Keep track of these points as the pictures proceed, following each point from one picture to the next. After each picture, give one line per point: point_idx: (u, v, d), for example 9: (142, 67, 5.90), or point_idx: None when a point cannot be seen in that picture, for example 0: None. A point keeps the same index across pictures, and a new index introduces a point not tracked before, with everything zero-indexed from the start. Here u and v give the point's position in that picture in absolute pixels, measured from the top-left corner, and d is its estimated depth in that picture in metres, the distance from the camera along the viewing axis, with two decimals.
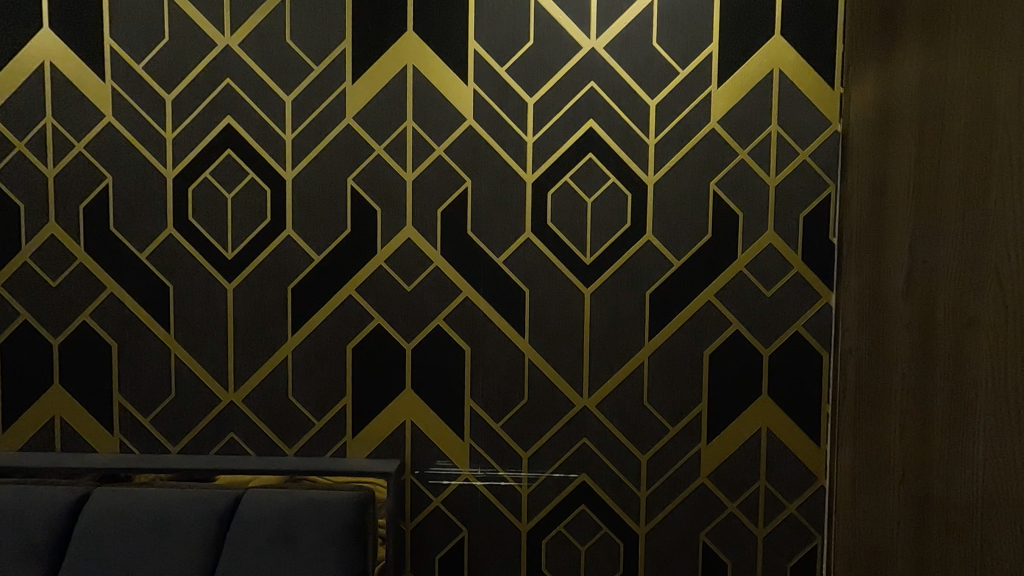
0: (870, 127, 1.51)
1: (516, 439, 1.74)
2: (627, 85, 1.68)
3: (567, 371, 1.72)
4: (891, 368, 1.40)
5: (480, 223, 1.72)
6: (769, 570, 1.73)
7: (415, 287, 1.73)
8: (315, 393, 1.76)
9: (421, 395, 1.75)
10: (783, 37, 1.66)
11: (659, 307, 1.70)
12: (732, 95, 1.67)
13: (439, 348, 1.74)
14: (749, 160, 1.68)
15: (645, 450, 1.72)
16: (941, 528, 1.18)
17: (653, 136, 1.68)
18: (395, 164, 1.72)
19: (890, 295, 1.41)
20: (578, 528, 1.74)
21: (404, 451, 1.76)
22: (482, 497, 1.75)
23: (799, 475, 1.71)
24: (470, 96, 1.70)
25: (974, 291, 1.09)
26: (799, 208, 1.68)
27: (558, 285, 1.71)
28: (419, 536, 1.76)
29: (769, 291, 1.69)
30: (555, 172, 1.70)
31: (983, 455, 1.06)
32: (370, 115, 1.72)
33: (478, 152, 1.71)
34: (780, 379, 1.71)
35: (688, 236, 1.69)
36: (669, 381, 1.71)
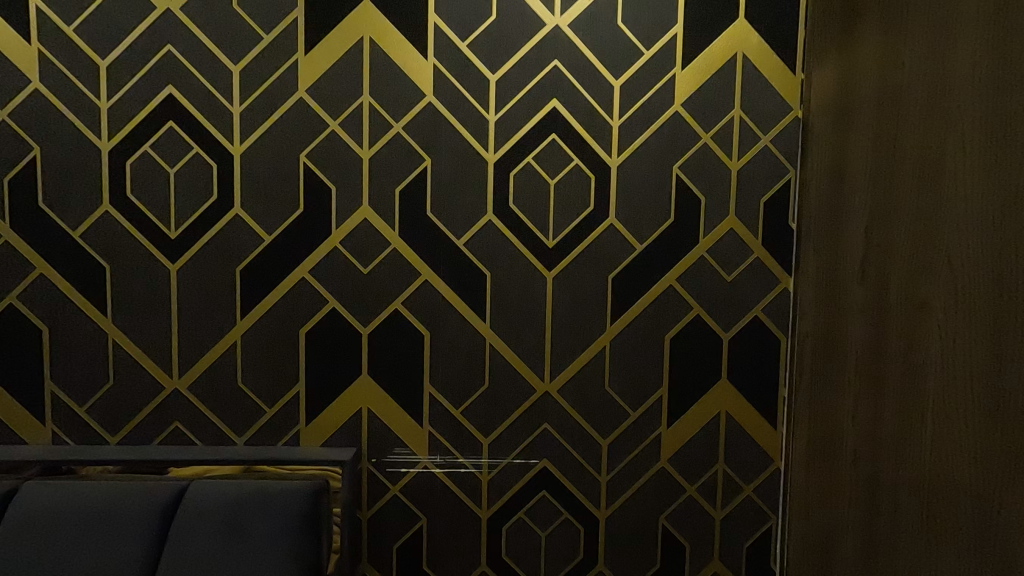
0: (830, 112, 1.51)
1: (476, 426, 1.70)
2: (591, 64, 1.64)
3: (528, 356, 1.69)
4: (845, 351, 1.42)
5: (439, 203, 1.66)
6: (726, 551, 1.75)
7: (372, 269, 1.67)
8: (266, 380, 1.69)
9: (377, 381, 1.70)
10: (747, 20, 1.65)
11: (622, 291, 1.69)
12: (696, 78, 1.66)
13: (397, 333, 1.69)
14: (711, 144, 1.67)
15: (607, 435, 1.71)
16: (891, 505, 1.21)
17: (617, 117, 1.66)
18: (351, 140, 1.65)
19: (845, 279, 1.43)
20: (538, 514, 1.72)
21: (360, 439, 1.71)
22: (441, 485, 1.71)
23: (756, 457, 1.74)
24: (430, 72, 1.64)
25: (927, 274, 1.11)
26: (760, 193, 1.69)
27: (519, 268, 1.68)
28: (377, 524, 1.72)
29: (730, 276, 1.70)
30: (517, 152, 1.66)
31: (932, 434, 1.09)
32: (324, 89, 1.64)
33: (438, 129, 1.65)
34: (738, 363, 1.72)
35: (651, 220, 1.68)
36: (629, 366, 1.71)
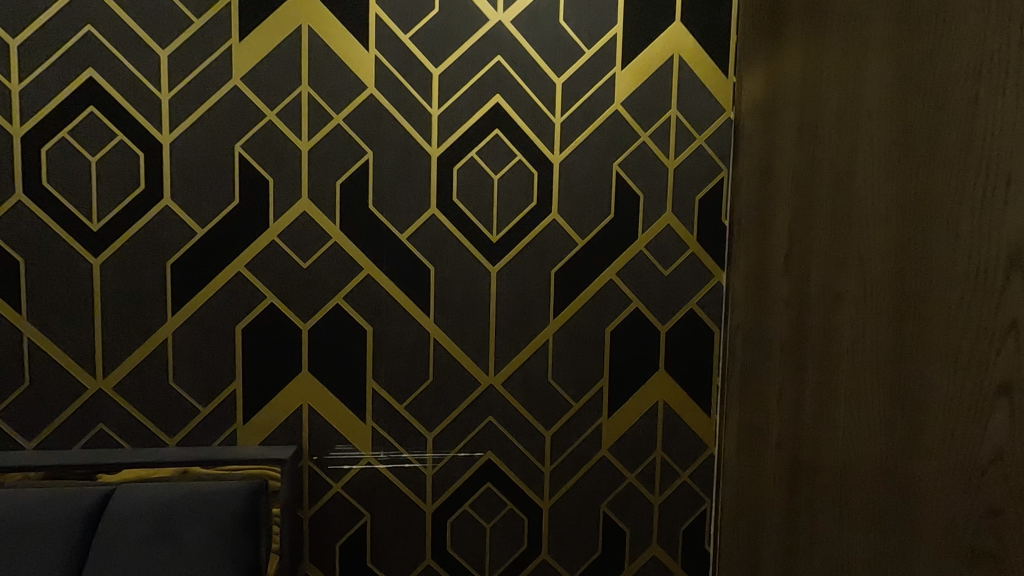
0: (759, 114, 1.59)
1: (420, 420, 1.70)
2: (533, 61, 1.66)
3: (472, 349, 1.71)
4: (770, 340, 1.51)
5: (382, 197, 1.64)
6: (663, 534, 1.82)
7: (312, 264, 1.64)
8: (200, 378, 1.63)
9: (318, 377, 1.67)
10: (682, 23, 1.71)
11: (563, 285, 1.72)
12: (635, 78, 1.70)
13: (338, 328, 1.66)
14: (650, 143, 1.72)
15: (549, 427, 1.75)
16: (810, 483, 1.30)
17: (559, 114, 1.68)
18: (289, 131, 1.60)
19: (771, 272, 1.51)
20: (483, 506, 1.74)
21: (301, 437, 1.67)
22: (385, 481, 1.70)
23: (691, 444, 1.81)
24: (371, 63, 1.61)
25: (841, 268, 1.20)
26: (695, 191, 1.75)
27: (463, 263, 1.68)
28: (319, 522, 1.69)
29: (667, 270, 1.76)
30: (460, 146, 1.66)
31: (846, 416, 1.18)
32: (260, 77, 1.58)
33: (380, 122, 1.63)
34: (675, 354, 1.79)
35: (592, 215, 1.72)
36: (571, 359, 1.74)
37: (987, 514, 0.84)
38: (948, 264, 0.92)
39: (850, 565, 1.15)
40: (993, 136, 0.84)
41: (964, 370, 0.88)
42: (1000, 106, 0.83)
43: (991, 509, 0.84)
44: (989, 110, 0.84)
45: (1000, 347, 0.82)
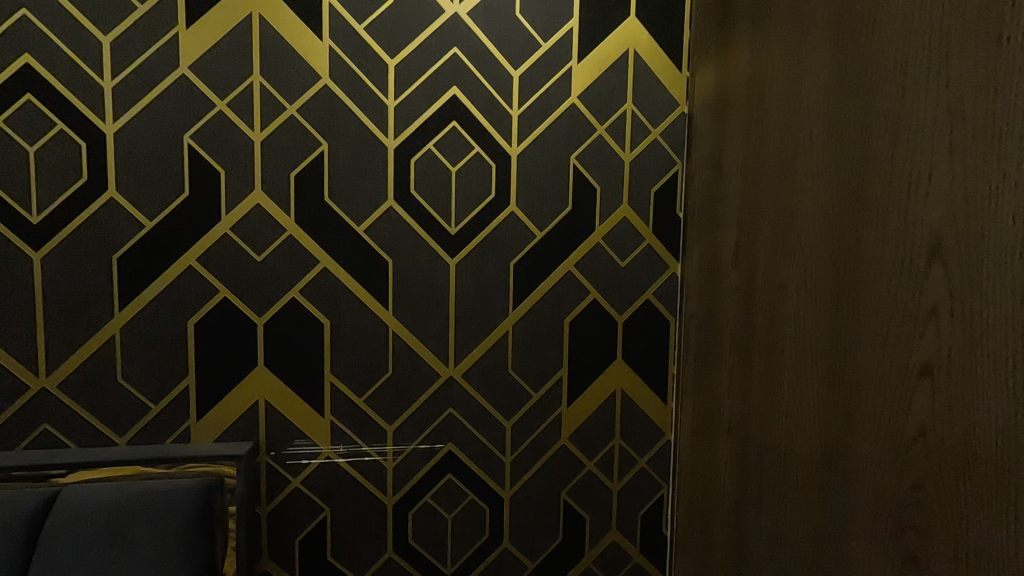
0: (710, 108, 1.63)
1: (380, 413, 1.70)
2: (490, 54, 1.67)
3: (432, 342, 1.71)
4: (720, 329, 1.55)
5: (338, 189, 1.63)
6: (622, 520, 1.87)
7: (266, 257, 1.61)
8: (150, 375, 1.59)
9: (275, 372, 1.65)
10: (637, 18, 1.74)
11: (522, 277, 1.74)
12: (591, 72, 1.72)
13: (295, 322, 1.64)
14: (606, 136, 1.75)
15: (510, 417, 1.77)
16: (758, 466, 1.35)
17: (516, 107, 1.69)
18: (241, 122, 1.57)
19: (721, 262, 1.55)
20: (444, 497, 1.75)
21: (258, 432, 1.65)
22: (345, 475, 1.70)
23: (648, 431, 1.86)
24: (325, 53, 1.59)
25: (785, 259, 1.25)
26: (650, 184, 1.79)
27: (422, 255, 1.68)
28: (278, 518, 1.68)
29: (624, 262, 1.79)
30: (417, 138, 1.65)
31: (789, 401, 1.23)
32: (209, 66, 1.55)
33: (334, 113, 1.61)
34: (632, 343, 1.83)
35: (550, 208, 1.74)
36: (531, 349, 1.76)
37: (912, 488, 0.89)
38: (879, 253, 0.96)
39: (794, 544, 1.20)
40: (917, 131, 0.88)
41: (892, 354, 0.93)
42: (925, 102, 0.87)
43: (915, 484, 0.88)
44: (915, 106, 0.89)
45: (923, 331, 0.87)
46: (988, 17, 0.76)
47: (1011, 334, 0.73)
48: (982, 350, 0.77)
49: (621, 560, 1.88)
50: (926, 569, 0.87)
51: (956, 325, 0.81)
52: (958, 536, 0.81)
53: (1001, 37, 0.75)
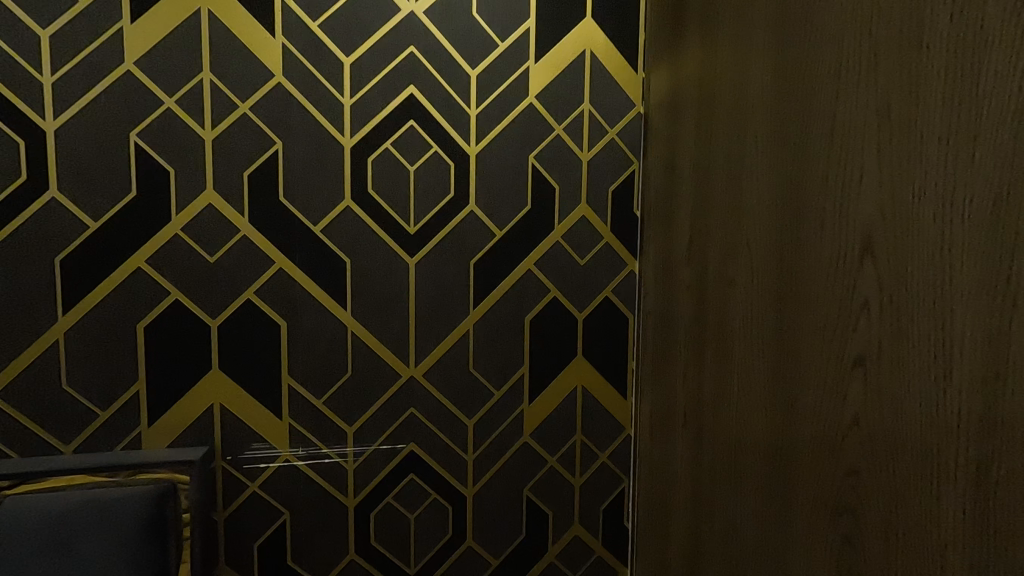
0: (664, 108, 1.66)
1: (340, 415, 1.68)
2: (447, 53, 1.67)
3: (392, 342, 1.70)
4: (675, 324, 1.58)
5: (293, 188, 1.61)
6: (585, 515, 1.89)
7: (219, 258, 1.58)
8: (98, 380, 1.54)
9: (230, 375, 1.62)
10: (593, 19, 1.76)
11: (483, 277, 1.75)
12: (548, 72, 1.74)
13: (250, 323, 1.61)
14: (564, 136, 1.77)
15: (471, 415, 1.77)
16: (711, 457, 1.39)
17: (474, 106, 1.70)
18: (191, 120, 1.54)
19: (675, 259, 1.58)
20: (406, 497, 1.75)
21: (213, 437, 1.62)
22: (304, 477, 1.68)
23: (609, 426, 1.89)
24: (278, 50, 1.57)
25: (734, 255, 1.28)
26: (608, 183, 1.82)
27: (380, 255, 1.67)
28: (235, 523, 1.65)
29: (583, 260, 1.82)
30: (374, 137, 1.64)
31: (739, 393, 1.26)
32: (156, 61, 1.50)
33: (288, 111, 1.59)
34: (592, 340, 1.85)
35: (509, 207, 1.75)
36: (492, 348, 1.77)
37: (847, 474, 0.93)
38: (817, 250, 1.00)
39: (744, 532, 1.24)
40: (850, 133, 0.92)
41: (830, 346, 0.97)
42: (856, 105, 0.91)
43: (851, 471, 0.93)
44: (848, 108, 0.93)
45: (857, 323, 0.91)
46: (911, 24, 0.81)
47: (931, 325, 0.77)
48: (908, 341, 0.81)
49: (584, 554, 1.91)
50: (860, 550, 0.91)
51: (884, 318, 0.86)
52: (887, 518, 0.85)
53: (922, 43, 0.79)
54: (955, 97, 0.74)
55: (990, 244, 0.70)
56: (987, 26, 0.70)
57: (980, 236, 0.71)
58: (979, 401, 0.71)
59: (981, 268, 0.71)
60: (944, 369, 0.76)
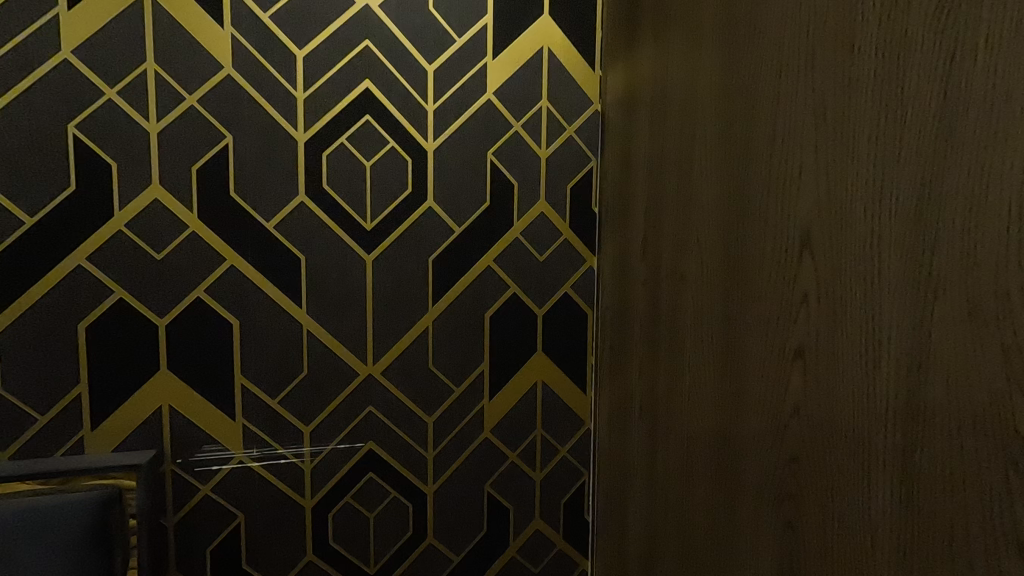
0: (620, 106, 1.68)
1: (295, 414, 1.66)
2: (404, 48, 1.65)
3: (349, 340, 1.68)
4: (631, 319, 1.61)
5: (244, 184, 1.57)
6: (545, 509, 1.91)
7: (166, 255, 1.53)
8: (36, 383, 1.47)
9: (179, 376, 1.57)
10: (550, 17, 1.77)
11: (441, 273, 1.74)
12: (506, 68, 1.74)
13: (200, 322, 1.57)
14: (522, 132, 1.77)
15: (431, 413, 1.77)
16: (665, 448, 1.42)
17: (431, 102, 1.69)
18: (134, 112, 1.48)
19: (631, 255, 1.60)
20: (365, 496, 1.73)
21: (161, 440, 1.57)
22: (259, 479, 1.64)
23: (568, 420, 1.91)
24: (227, 41, 1.52)
25: (686, 251, 1.31)
26: (566, 179, 1.83)
27: (336, 252, 1.65)
28: (187, 527, 1.60)
29: (542, 256, 1.83)
30: (329, 132, 1.61)
31: (690, 386, 1.29)
32: (95, 50, 1.44)
33: (239, 104, 1.55)
34: (552, 336, 1.87)
35: (468, 204, 1.74)
36: (451, 344, 1.77)
37: (789, 461, 0.97)
38: (762, 246, 1.03)
39: (696, 520, 1.27)
40: (789, 132, 0.95)
41: (773, 339, 1.00)
42: (794, 105, 0.94)
43: (791, 458, 0.96)
44: (788, 107, 0.96)
45: (797, 316, 0.94)
46: (843, 28, 0.84)
47: (862, 317, 0.81)
48: (843, 333, 0.84)
49: (545, 548, 1.92)
50: (801, 534, 0.94)
51: (821, 310, 0.89)
52: (825, 503, 0.89)
53: (854, 45, 0.82)
54: (883, 98, 0.77)
55: (913, 239, 0.73)
56: (910, 31, 0.73)
57: (905, 231, 0.74)
58: (905, 389, 0.75)
59: (905, 262, 0.74)
60: (874, 359, 0.79)
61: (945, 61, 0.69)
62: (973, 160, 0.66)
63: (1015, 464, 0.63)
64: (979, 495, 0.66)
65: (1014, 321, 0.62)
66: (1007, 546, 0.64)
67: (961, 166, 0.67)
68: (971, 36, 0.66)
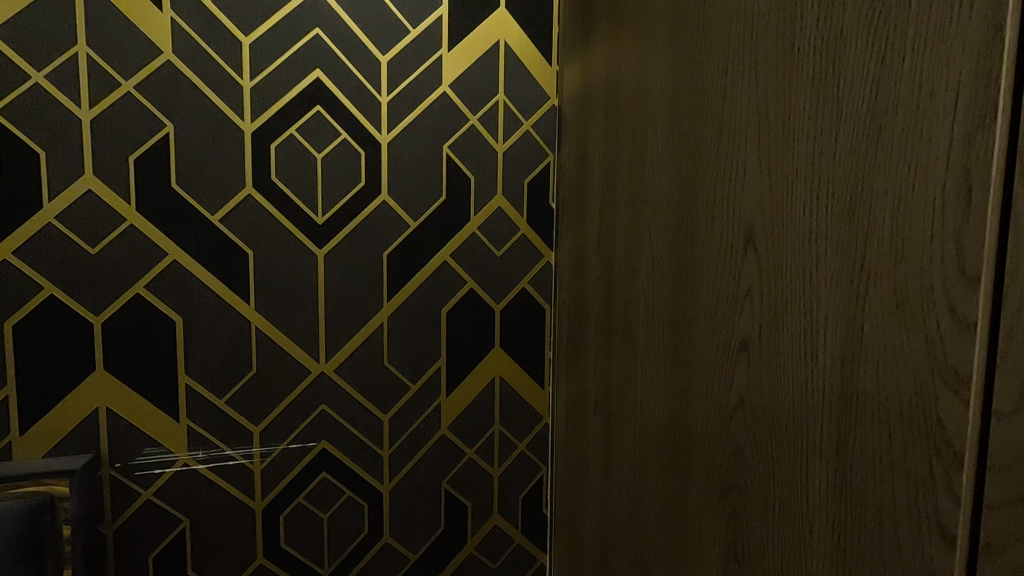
0: (576, 102, 1.68)
1: (244, 414, 1.60)
2: (356, 37, 1.61)
3: (300, 337, 1.64)
4: (587, 314, 1.61)
5: (187, 175, 1.50)
6: (503, 505, 1.91)
7: (102, 249, 1.46)
8: None
9: (118, 376, 1.50)
10: (506, 10, 1.75)
11: (397, 268, 1.71)
12: (462, 61, 1.72)
13: (140, 320, 1.50)
14: (478, 126, 1.76)
15: (387, 410, 1.74)
16: (619, 441, 1.43)
17: (385, 94, 1.65)
18: (65, 97, 1.40)
19: (587, 250, 1.61)
20: (319, 497, 1.69)
21: (98, 443, 1.49)
22: (206, 482, 1.59)
23: (526, 416, 1.91)
24: (166, 26, 1.46)
25: (639, 246, 1.32)
26: (523, 174, 1.82)
27: (286, 247, 1.60)
28: (127, 533, 1.53)
29: (499, 251, 1.82)
30: (277, 123, 1.56)
31: (642, 380, 1.31)
32: (20, 31, 1.36)
33: (180, 92, 1.48)
34: (509, 332, 1.86)
35: (423, 198, 1.72)
36: (407, 341, 1.74)
37: (733, 452, 0.99)
38: (709, 240, 1.05)
39: (648, 512, 1.29)
40: (735, 128, 0.97)
41: (720, 333, 1.02)
42: (739, 103, 0.96)
43: (736, 449, 0.98)
44: (733, 105, 0.97)
45: (741, 310, 0.96)
46: (784, 28, 0.85)
47: (801, 310, 0.83)
48: (783, 327, 0.86)
49: (504, 544, 1.92)
50: (745, 524, 0.96)
51: (762, 305, 0.91)
52: (767, 493, 0.91)
53: (793, 45, 0.84)
54: (819, 98, 0.79)
55: (846, 236, 0.75)
56: (845, 32, 0.75)
57: (839, 228, 0.76)
58: (839, 380, 0.77)
59: (839, 258, 0.76)
60: (812, 351, 0.81)
61: (876, 62, 0.71)
62: (901, 158, 0.68)
63: (938, 450, 0.65)
64: (905, 481, 0.69)
65: (936, 314, 0.65)
66: (930, 530, 0.67)
67: (890, 165, 0.69)
68: (899, 39, 0.68)
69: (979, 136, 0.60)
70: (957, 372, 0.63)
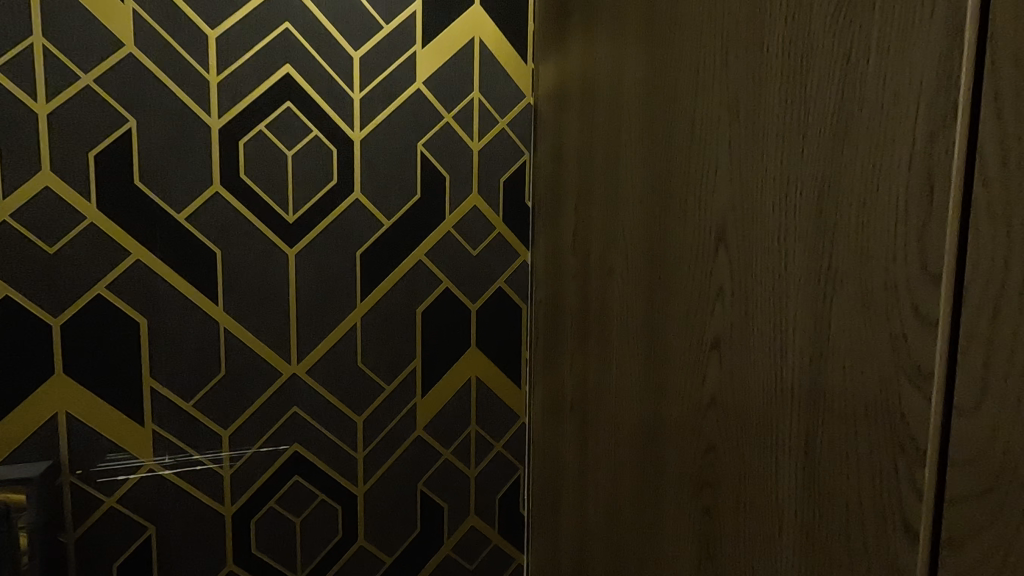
0: (551, 100, 1.67)
1: (212, 418, 1.56)
2: (327, 32, 1.58)
3: (271, 338, 1.60)
4: (563, 313, 1.61)
5: (151, 172, 1.46)
6: (480, 505, 1.89)
7: (60, 249, 1.41)
8: None
9: (79, 380, 1.44)
10: (481, 7, 1.74)
11: (370, 268, 1.68)
12: (436, 57, 1.70)
13: (102, 321, 1.45)
14: (453, 124, 1.74)
15: (361, 412, 1.71)
16: (594, 439, 1.43)
17: (358, 90, 1.62)
18: (20, 91, 1.35)
19: (562, 249, 1.60)
20: (291, 501, 1.66)
21: (58, 449, 1.44)
22: (172, 487, 1.54)
23: (503, 416, 1.90)
24: (128, 17, 1.41)
25: (613, 244, 1.32)
26: (499, 173, 1.81)
27: (256, 246, 1.56)
28: (90, 542, 1.49)
29: (475, 250, 1.80)
30: (246, 119, 1.52)
31: (617, 378, 1.31)
32: None
33: (143, 86, 1.44)
34: (485, 331, 1.85)
35: (397, 196, 1.69)
36: (382, 341, 1.72)
37: (706, 450, 0.99)
38: (681, 239, 1.05)
39: (623, 509, 1.29)
40: (706, 127, 0.97)
41: (693, 331, 1.02)
42: (710, 102, 0.96)
43: (709, 446, 0.98)
44: (705, 104, 0.97)
45: (713, 308, 0.96)
46: (754, 27, 0.86)
47: (771, 309, 0.83)
48: (754, 325, 0.87)
49: (481, 544, 1.91)
50: (717, 522, 0.97)
51: (733, 303, 0.91)
52: (738, 490, 0.91)
53: (762, 45, 0.84)
54: (787, 98, 0.80)
55: (814, 235, 0.76)
56: (812, 32, 0.75)
57: (807, 227, 0.77)
58: (808, 378, 0.77)
59: (807, 256, 0.77)
60: (782, 350, 0.82)
61: (842, 62, 0.71)
62: (866, 157, 0.68)
63: (901, 446, 0.66)
64: (871, 477, 0.69)
65: (900, 311, 0.65)
66: (894, 525, 0.67)
67: (856, 164, 0.70)
68: (864, 39, 0.69)
69: (940, 136, 0.61)
70: (920, 369, 0.64)
